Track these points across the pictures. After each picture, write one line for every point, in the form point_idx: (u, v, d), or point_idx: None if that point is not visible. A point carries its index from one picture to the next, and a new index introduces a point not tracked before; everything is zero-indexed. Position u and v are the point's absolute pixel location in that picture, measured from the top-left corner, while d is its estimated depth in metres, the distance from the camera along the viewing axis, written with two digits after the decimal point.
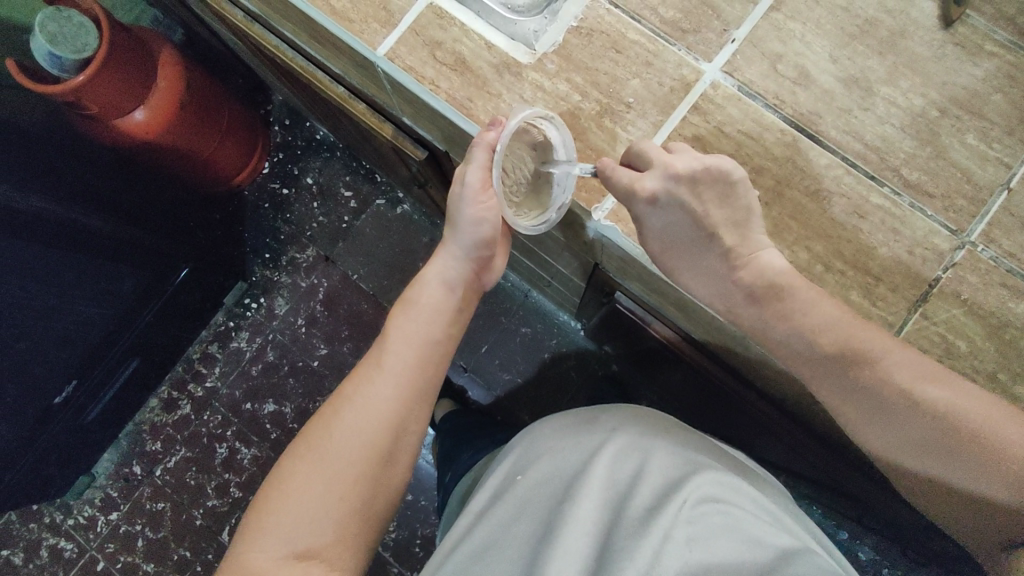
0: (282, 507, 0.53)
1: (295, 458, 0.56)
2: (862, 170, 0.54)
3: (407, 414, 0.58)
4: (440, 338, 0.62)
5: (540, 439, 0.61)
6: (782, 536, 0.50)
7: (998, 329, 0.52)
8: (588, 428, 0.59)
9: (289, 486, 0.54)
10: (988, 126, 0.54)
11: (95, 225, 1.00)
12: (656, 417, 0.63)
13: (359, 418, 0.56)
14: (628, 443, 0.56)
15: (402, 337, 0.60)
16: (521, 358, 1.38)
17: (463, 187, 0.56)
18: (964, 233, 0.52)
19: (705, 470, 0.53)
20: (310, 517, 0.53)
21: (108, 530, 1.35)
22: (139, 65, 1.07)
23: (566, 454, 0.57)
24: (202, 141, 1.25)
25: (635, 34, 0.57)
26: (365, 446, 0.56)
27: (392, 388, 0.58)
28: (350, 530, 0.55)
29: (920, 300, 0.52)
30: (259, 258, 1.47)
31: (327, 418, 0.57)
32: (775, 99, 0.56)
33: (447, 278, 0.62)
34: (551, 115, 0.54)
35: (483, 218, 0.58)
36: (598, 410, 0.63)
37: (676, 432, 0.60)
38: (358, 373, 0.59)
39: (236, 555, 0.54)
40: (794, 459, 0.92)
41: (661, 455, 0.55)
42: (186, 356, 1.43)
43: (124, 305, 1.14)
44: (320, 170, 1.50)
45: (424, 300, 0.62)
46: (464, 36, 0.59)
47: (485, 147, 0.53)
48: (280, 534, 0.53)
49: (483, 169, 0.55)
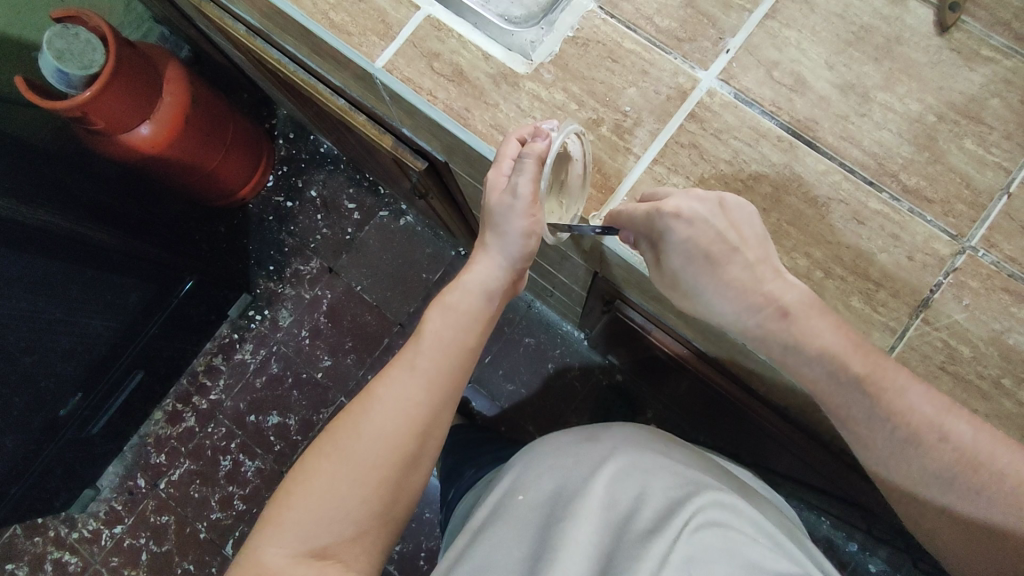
0: (303, 504, 0.53)
1: (320, 456, 0.55)
2: (860, 175, 0.54)
3: (434, 418, 0.57)
4: (475, 345, 0.61)
5: (540, 456, 0.61)
6: (782, 561, 0.49)
7: (1002, 334, 0.51)
8: (589, 445, 0.58)
9: (312, 484, 0.54)
10: (986, 131, 0.53)
11: (102, 240, 1.02)
12: (659, 435, 0.62)
13: (388, 421, 0.55)
14: (630, 463, 0.55)
15: (435, 340, 0.58)
16: (525, 368, 1.38)
17: (514, 199, 0.54)
18: (965, 238, 0.52)
19: (706, 491, 0.53)
20: (333, 516, 0.53)
21: (112, 544, 1.34)
22: (146, 80, 1.08)
23: (565, 474, 0.56)
24: (207, 156, 1.25)
25: (632, 44, 0.58)
26: (394, 449, 0.55)
27: (422, 393, 0.57)
28: (368, 533, 0.55)
29: (920, 306, 0.52)
30: (262, 270, 1.48)
31: (355, 417, 0.56)
32: (772, 106, 0.56)
33: (489, 286, 0.60)
34: (582, 131, 0.53)
35: (532, 232, 0.56)
36: (600, 426, 0.63)
37: (677, 451, 0.60)
38: (389, 373, 0.58)
39: (253, 548, 0.53)
40: (802, 469, 0.90)
41: (662, 476, 0.54)
42: (190, 369, 1.43)
43: (128, 318, 1.15)
44: (324, 182, 1.51)
45: (463, 307, 0.60)
46: (461, 48, 0.60)
47: (536, 158, 0.51)
48: (300, 531, 0.52)
49: (532, 180, 0.53)
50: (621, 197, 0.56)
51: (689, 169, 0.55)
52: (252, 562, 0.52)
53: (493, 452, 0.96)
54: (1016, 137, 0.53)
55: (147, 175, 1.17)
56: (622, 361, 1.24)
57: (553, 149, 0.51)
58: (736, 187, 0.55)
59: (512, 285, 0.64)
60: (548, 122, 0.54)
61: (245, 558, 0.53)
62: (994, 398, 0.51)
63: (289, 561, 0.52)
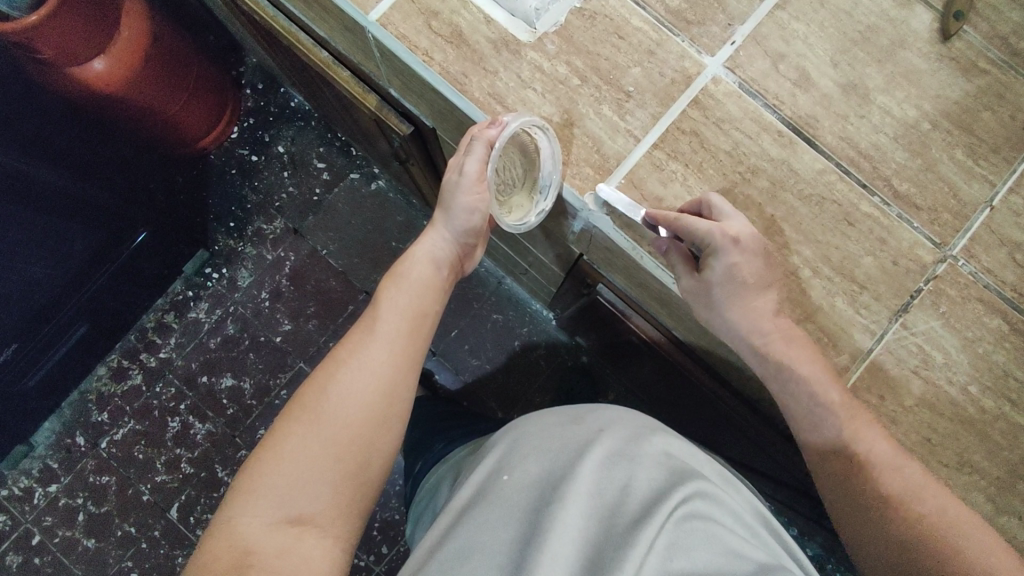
0: (276, 470, 0.51)
1: (289, 420, 0.53)
2: (855, 177, 0.54)
3: (402, 382, 0.56)
4: (431, 311, 0.62)
5: (525, 438, 0.61)
6: (760, 551, 0.50)
7: (974, 342, 0.52)
8: (576, 429, 0.59)
9: (283, 448, 0.52)
10: (976, 143, 0.54)
11: (42, 177, 0.94)
12: (644, 420, 0.62)
13: (356, 380, 0.54)
14: (615, 449, 0.56)
15: (392, 307, 0.59)
16: (491, 344, 1.37)
17: (461, 176, 0.56)
18: (947, 247, 0.53)
19: (690, 481, 0.53)
20: (304, 480, 0.51)
21: (46, 503, 1.28)
22: (101, 13, 1.02)
23: (553, 458, 0.56)
24: (165, 98, 1.20)
25: (639, 21, 0.56)
26: (360, 407, 0.54)
27: (387, 352, 0.56)
28: (346, 499, 0.52)
29: (902, 309, 0.53)
30: (222, 226, 1.42)
31: (323, 381, 0.54)
32: (775, 99, 0.55)
33: (435, 255, 0.63)
34: (546, 126, 0.53)
35: (475, 209, 0.58)
36: (585, 411, 0.63)
37: (659, 434, 0.60)
38: (348, 338, 0.58)
39: (221, 517, 0.50)
40: (758, 459, 0.93)
41: (647, 465, 0.55)
42: (139, 325, 1.37)
43: (73, 268, 1.08)
44: (293, 139, 1.46)
45: (413, 276, 0.61)
46: (462, 8, 0.56)
47: (485, 142, 0.53)
48: (274, 497, 0.50)
49: (480, 162, 0.55)
50: (618, 178, 0.54)
51: (688, 156, 0.54)
52: (224, 533, 0.49)
53: (464, 430, 0.95)
54: (1003, 151, 0.54)
55: (113, 118, 1.10)
56: (590, 343, 1.25)
57: (502, 136, 0.52)
58: (735, 179, 0.54)
59: (457, 261, 0.66)
60: (510, 112, 0.55)
61: (213, 531, 0.50)
62: (961, 405, 0.52)
63: (264, 527, 0.49)
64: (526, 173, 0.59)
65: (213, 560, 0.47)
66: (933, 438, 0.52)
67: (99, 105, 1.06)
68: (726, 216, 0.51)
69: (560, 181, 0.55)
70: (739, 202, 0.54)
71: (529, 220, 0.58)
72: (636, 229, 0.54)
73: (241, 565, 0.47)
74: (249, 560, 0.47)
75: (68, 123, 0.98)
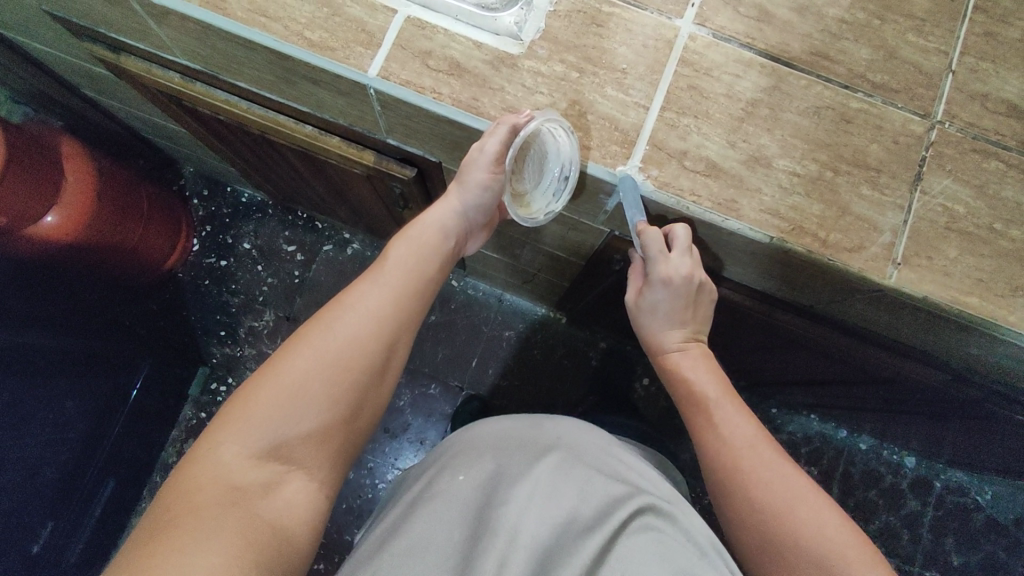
0: (267, 400, 0.53)
1: (292, 344, 0.56)
2: (837, 82, 0.60)
3: (397, 333, 0.61)
4: (430, 270, 0.66)
5: (479, 440, 0.66)
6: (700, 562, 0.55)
7: (982, 188, 0.59)
8: (534, 431, 0.66)
9: (283, 374, 0.54)
10: (920, 24, 0.62)
11: (38, 342, 0.92)
12: (598, 434, 0.69)
13: (357, 326, 0.58)
14: (573, 456, 0.62)
15: (398, 265, 0.64)
16: (513, 360, 1.40)
17: (480, 154, 0.59)
18: (931, 116, 0.60)
19: (631, 494, 0.59)
20: (299, 415, 0.54)
21: None
22: (46, 167, 0.99)
23: (511, 457, 0.62)
24: (124, 231, 1.18)
25: (609, 7, 0.61)
26: (360, 368, 0.57)
27: (386, 301, 0.61)
28: (328, 444, 0.56)
29: (916, 179, 0.59)
30: (213, 337, 1.40)
31: (327, 320, 0.58)
32: (747, 38, 0.61)
33: (444, 224, 0.68)
34: (567, 127, 0.57)
35: (489, 186, 0.64)
36: (546, 417, 0.69)
37: (611, 449, 0.67)
38: (355, 285, 0.61)
39: (205, 433, 0.52)
40: (804, 370, 0.99)
41: (597, 476, 0.61)
42: (162, 462, 1.32)
43: (87, 425, 1.04)
44: (256, 233, 1.46)
45: (421, 237, 0.66)
46: (450, 41, 0.60)
47: (510, 126, 0.57)
48: (264, 428, 0.53)
49: (500, 144, 0.58)
50: (643, 146, 0.59)
51: (695, 108, 0.59)
52: (198, 460, 0.50)
53: None
54: (943, 24, 0.62)
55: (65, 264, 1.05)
56: (608, 327, 1.29)
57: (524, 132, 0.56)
58: (740, 117, 0.59)
59: (461, 235, 0.71)
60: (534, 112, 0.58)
61: (191, 455, 0.51)
62: (992, 241, 0.59)
63: (246, 459, 0.51)
64: (544, 169, 0.64)
65: (195, 489, 0.48)
66: (983, 276, 0.58)
67: (55, 257, 1.03)
68: (677, 251, 0.62)
69: (582, 163, 0.59)
70: (752, 132, 0.59)
71: (538, 217, 0.65)
72: (674, 185, 0.59)
73: (226, 495, 0.49)
74: (236, 494, 0.50)
75: (26, 292, 0.94)
